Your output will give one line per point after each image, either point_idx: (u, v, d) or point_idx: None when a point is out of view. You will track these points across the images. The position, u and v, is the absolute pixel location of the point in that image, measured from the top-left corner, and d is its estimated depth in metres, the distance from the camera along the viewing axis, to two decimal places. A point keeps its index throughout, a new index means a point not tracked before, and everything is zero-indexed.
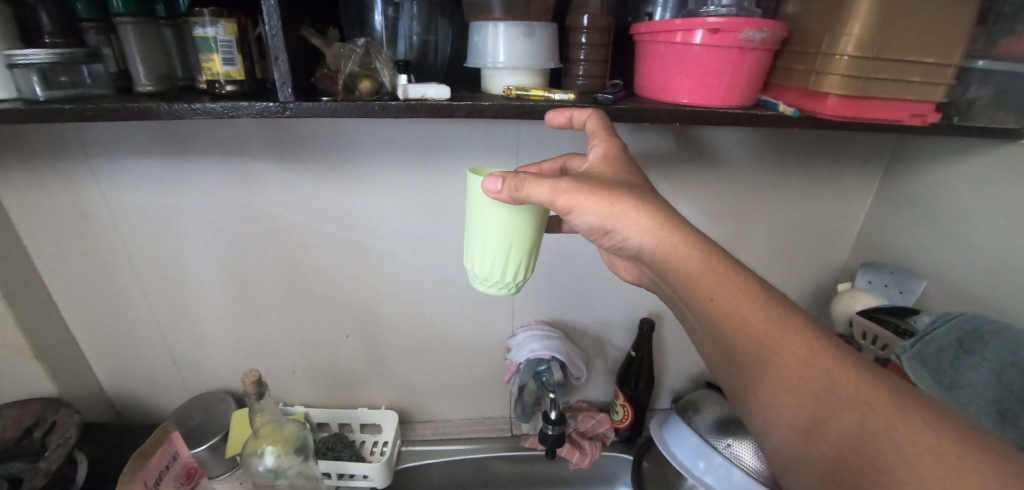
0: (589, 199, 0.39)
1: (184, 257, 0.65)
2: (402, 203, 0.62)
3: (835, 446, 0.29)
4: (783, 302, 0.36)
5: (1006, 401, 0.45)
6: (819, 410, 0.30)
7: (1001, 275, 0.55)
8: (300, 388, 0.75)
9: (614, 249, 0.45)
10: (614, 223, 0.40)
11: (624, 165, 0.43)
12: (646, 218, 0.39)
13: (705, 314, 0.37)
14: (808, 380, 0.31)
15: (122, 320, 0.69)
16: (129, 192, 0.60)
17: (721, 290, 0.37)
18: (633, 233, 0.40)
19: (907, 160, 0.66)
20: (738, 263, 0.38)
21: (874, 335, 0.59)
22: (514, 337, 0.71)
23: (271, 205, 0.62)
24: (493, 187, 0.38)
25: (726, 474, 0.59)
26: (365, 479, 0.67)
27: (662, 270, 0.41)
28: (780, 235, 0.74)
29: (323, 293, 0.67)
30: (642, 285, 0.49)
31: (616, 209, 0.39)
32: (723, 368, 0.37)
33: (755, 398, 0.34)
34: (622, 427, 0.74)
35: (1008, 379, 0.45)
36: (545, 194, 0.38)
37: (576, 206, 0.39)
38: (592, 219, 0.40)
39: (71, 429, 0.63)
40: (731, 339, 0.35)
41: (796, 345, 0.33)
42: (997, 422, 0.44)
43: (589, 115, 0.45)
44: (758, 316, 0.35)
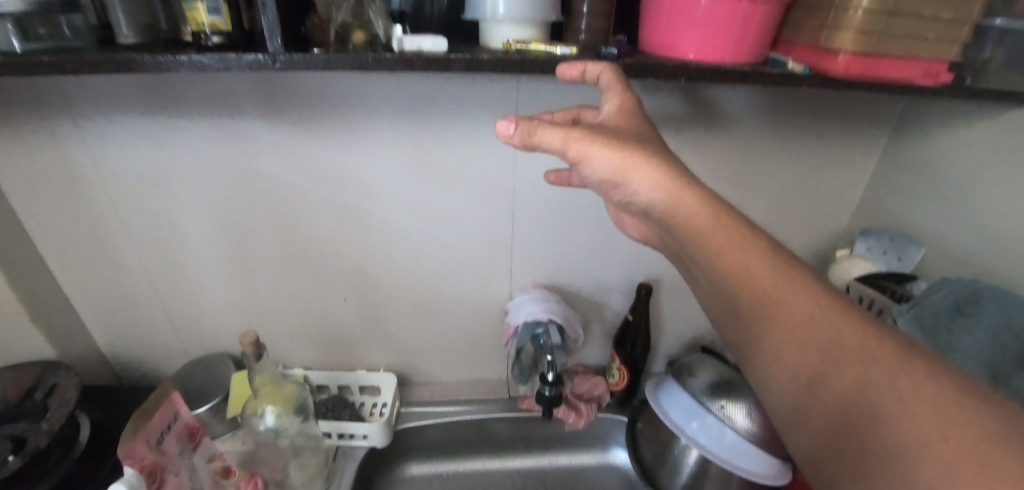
0: (601, 149, 0.39)
1: (178, 220, 0.64)
2: (401, 164, 0.61)
3: (831, 393, 0.31)
4: (793, 261, 0.37)
5: (999, 364, 0.46)
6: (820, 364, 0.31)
7: (996, 241, 0.55)
8: (300, 350, 0.75)
9: (622, 203, 0.44)
10: (625, 175, 0.39)
11: (637, 119, 0.43)
12: (658, 172, 0.39)
13: (715, 271, 0.38)
14: (809, 336, 0.33)
15: (117, 283, 0.69)
16: (117, 152, 0.58)
17: (733, 247, 0.37)
18: (643, 187, 0.39)
19: (913, 124, 0.64)
20: (750, 223, 0.39)
21: (870, 300, 0.59)
22: (512, 300, 0.71)
23: (269, 170, 0.60)
24: (506, 131, 0.38)
25: (718, 434, 0.61)
26: (364, 439, 0.69)
27: (672, 227, 0.40)
28: (780, 201, 0.73)
29: (320, 255, 0.67)
30: (649, 243, 0.49)
31: (628, 162, 0.39)
32: (727, 322, 0.38)
33: (760, 352, 0.35)
34: (617, 390, 0.75)
35: (1002, 343, 0.46)
36: (557, 141, 0.39)
37: (587, 156, 0.39)
38: (603, 170, 0.40)
39: (71, 391, 0.63)
40: (737, 293, 0.37)
41: (802, 302, 0.34)
42: (988, 379, 0.46)
43: (604, 68, 0.43)
44: (765, 271, 0.36)
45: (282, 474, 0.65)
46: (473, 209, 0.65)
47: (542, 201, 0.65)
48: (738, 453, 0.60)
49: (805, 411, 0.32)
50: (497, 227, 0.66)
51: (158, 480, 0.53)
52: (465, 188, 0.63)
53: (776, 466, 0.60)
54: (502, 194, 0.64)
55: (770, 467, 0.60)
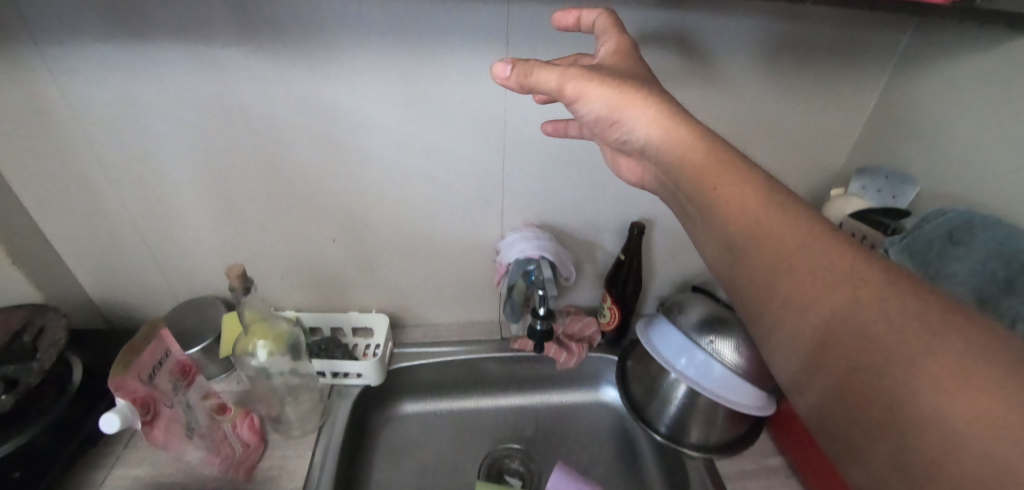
0: (596, 87, 0.40)
1: (156, 158, 0.61)
2: (385, 99, 0.59)
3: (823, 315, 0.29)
4: (790, 200, 0.34)
5: (987, 288, 0.44)
6: (815, 287, 0.30)
7: (980, 177, 0.55)
8: (292, 293, 0.77)
9: (620, 144, 0.45)
10: (620, 112, 0.40)
11: (633, 59, 0.44)
12: (653, 107, 0.39)
13: (710, 207, 0.36)
14: (806, 260, 0.31)
15: (100, 227, 0.67)
16: (87, 86, 0.55)
17: (728, 185, 0.35)
18: (639, 123, 0.40)
19: (916, 58, 0.61)
20: (745, 161, 0.37)
21: (862, 235, 0.59)
22: (504, 239, 0.72)
23: (245, 97, 0.57)
24: (502, 72, 0.41)
25: (706, 367, 0.62)
26: (359, 377, 0.71)
27: (666, 165, 0.40)
28: (776, 145, 0.71)
29: (307, 194, 0.66)
30: (646, 187, 0.48)
31: (624, 99, 0.39)
32: (722, 255, 0.36)
33: (750, 279, 0.34)
34: (608, 330, 0.78)
35: (991, 269, 0.44)
36: (553, 81, 0.40)
37: (583, 94, 0.40)
38: (599, 108, 0.41)
39: (60, 332, 0.58)
40: (733, 228, 0.35)
41: (800, 232, 0.32)
42: (975, 304, 0.44)
43: (599, 15, 0.46)
44: (761, 205, 0.34)
45: (278, 410, 0.67)
46: (462, 144, 0.63)
47: (532, 137, 0.64)
48: (727, 386, 0.61)
49: (796, 330, 0.31)
50: (487, 164, 0.65)
51: (151, 414, 0.49)
52: (452, 123, 0.62)
53: (761, 398, 0.62)
54: (489, 129, 0.63)
55: (755, 400, 0.62)
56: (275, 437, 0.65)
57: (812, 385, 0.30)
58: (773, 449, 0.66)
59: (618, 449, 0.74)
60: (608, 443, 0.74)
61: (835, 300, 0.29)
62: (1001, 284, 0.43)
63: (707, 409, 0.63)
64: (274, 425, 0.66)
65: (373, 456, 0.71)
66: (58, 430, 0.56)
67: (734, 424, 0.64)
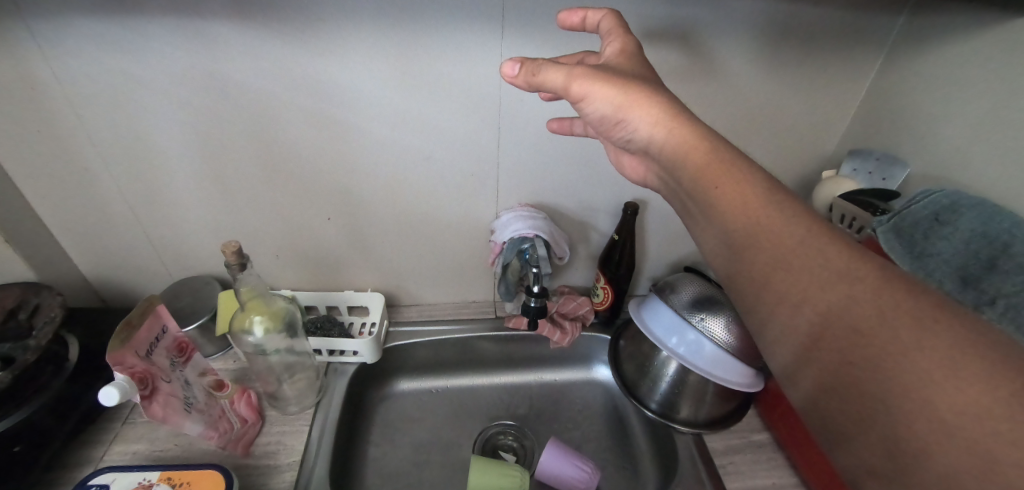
0: (601, 86, 0.41)
1: (149, 134, 0.61)
2: (381, 76, 0.59)
3: (803, 293, 0.30)
4: (779, 189, 0.35)
5: (970, 267, 0.43)
6: (798, 268, 0.31)
7: (963, 160, 0.56)
8: (287, 272, 0.78)
9: (624, 143, 0.46)
10: (625, 112, 0.41)
11: (638, 59, 0.45)
12: (656, 109, 0.40)
13: (706, 200, 0.37)
14: (792, 246, 0.32)
15: (93, 205, 0.67)
16: (78, 61, 0.54)
17: (727, 180, 0.36)
18: (642, 124, 0.40)
19: (912, 40, 0.61)
20: (742, 156, 0.37)
21: (851, 217, 0.59)
22: (498, 218, 0.73)
23: (239, 73, 0.57)
24: (511, 71, 0.43)
25: (697, 345, 0.63)
26: (354, 355, 0.73)
27: (667, 164, 0.40)
28: (770, 128, 0.71)
29: (301, 173, 0.66)
30: (647, 185, 0.49)
31: (628, 99, 0.40)
32: (711, 239, 0.37)
33: (737, 262, 0.35)
34: (601, 309, 0.80)
35: (975, 248, 0.43)
36: (559, 80, 0.42)
37: (588, 93, 0.41)
38: (604, 107, 0.42)
39: (56, 309, 0.58)
40: (725, 218, 0.35)
41: (789, 222, 0.33)
42: (959, 285, 0.43)
43: (604, 16, 0.47)
44: (754, 197, 0.35)
45: (275, 387, 0.66)
46: (457, 121, 0.63)
47: (526, 116, 0.64)
48: (717, 363, 0.62)
49: (778, 304, 0.32)
50: (482, 141, 0.65)
51: (149, 388, 0.49)
52: (447, 100, 0.61)
53: (749, 376, 0.63)
54: (483, 106, 0.62)
55: (744, 377, 0.63)
56: (272, 414, 0.66)
57: (798, 354, 0.31)
58: (761, 425, 0.67)
59: (608, 425, 0.75)
60: (600, 420, 0.76)
61: (815, 282, 0.30)
62: (983, 263, 0.43)
63: (696, 386, 0.65)
64: (271, 402, 0.67)
65: (369, 433, 0.73)
66: (56, 406, 0.56)
67: (723, 402, 0.66)
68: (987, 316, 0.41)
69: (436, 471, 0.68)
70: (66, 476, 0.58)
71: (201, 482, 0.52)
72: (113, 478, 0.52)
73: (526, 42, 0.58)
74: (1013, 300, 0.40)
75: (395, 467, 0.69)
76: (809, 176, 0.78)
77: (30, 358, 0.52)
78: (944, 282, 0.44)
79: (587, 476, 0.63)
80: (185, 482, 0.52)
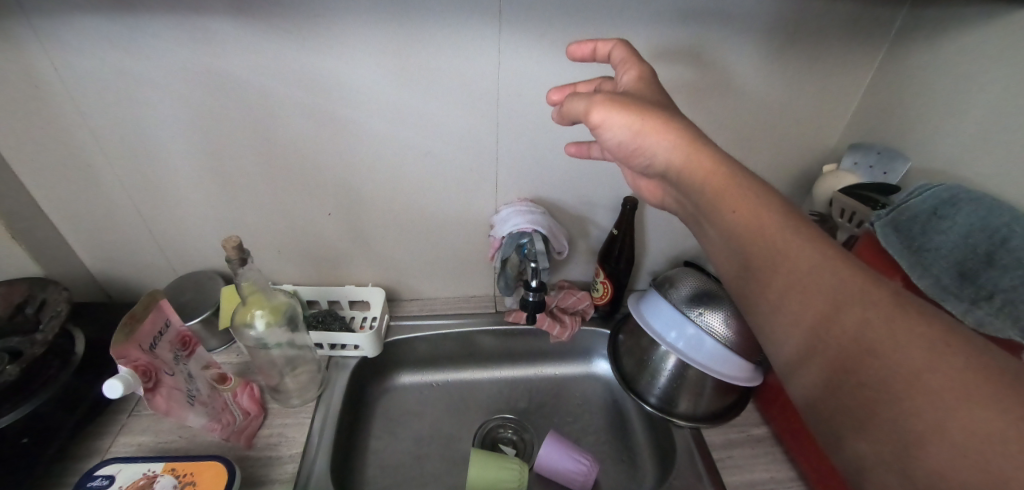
0: (620, 113, 0.41)
1: (154, 132, 0.61)
2: (383, 73, 0.59)
3: (802, 305, 0.31)
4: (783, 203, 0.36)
5: (968, 262, 0.42)
6: (796, 283, 0.32)
7: (961, 151, 0.56)
8: (290, 268, 0.79)
9: (642, 169, 0.45)
10: (642, 139, 0.41)
11: (654, 85, 0.44)
12: (673, 135, 0.39)
13: (723, 224, 0.36)
14: (796, 261, 0.32)
15: (96, 201, 0.68)
16: (82, 59, 0.55)
17: (744, 204, 0.35)
18: (660, 150, 0.40)
19: (916, 34, 0.60)
20: (755, 177, 0.37)
21: (851, 211, 0.59)
22: (498, 213, 0.73)
23: (242, 70, 0.57)
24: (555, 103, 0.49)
25: (696, 341, 0.63)
26: (356, 349, 0.74)
27: (685, 187, 0.40)
28: (771, 123, 0.71)
29: (303, 168, 0.66)
30: (666, 207, 0.48)
31: (645, 125, 0.40)
32: (724, 252, 0.37)
33: (745, 274, 0.35)
34: (601, 304, 0.80)
35: (973, 243, 0.42)
36: (581, 107, 0.43)
37: (607, 119, 0.42)
38: (622, 134, 0.42)
39: (62, 304, 0.58)
40: (741, 236, 0.35)
41: (791, 238, 0.33)
42: (956, 280, 0.42)
43: (614, 46, 0.47)
44: (763, 214, 0.35)
45: (278, 380, 0.67)
46: (456, 116, 0.63)
47: (525, 111, 0.64)
48: (716, 358, 0.62)
49: (782, 316, 0.32)
50: (481, 137, 0.66)
51: (153, 381, 0.50)
52: (445, 96, 0.61)
53: (749, 371, 0.63)
54: (482, 101, 0.63)
55: (743, 371, 0.63)
56: (274, 406, 0.67)
57: (806, 360, 0.31)
58: (760, 420, 0.67)
59: (608, 418, 0.76)
60: (600, 414, 0.76)
61: (811, 296, 0.31)
62: (982, 257, 0.42)
63: (695, 381, 0.65)
64: (273, 395, 0.67)
65: (371, 426, 0.73)
66: (64, 399, 0.57)
67: (723, 396, 0.66)
68: (983, 312, 0.40)
69: (437, 463, 0.69)
70: (72, 468, 0.59)
71: (203, 474, 0.53)
72: (118, 468, 0.53)
73: (526, 37, 0.58)
74: (1011, 295, 0.39)
75: (396, 459, 0.69)
76: (809, 171, 0.77)
77: (37, 351, 0.53)
78: (941, 276, 0.43)
79: (586, 469, 0.63)
80: (188, 473, 0.53)
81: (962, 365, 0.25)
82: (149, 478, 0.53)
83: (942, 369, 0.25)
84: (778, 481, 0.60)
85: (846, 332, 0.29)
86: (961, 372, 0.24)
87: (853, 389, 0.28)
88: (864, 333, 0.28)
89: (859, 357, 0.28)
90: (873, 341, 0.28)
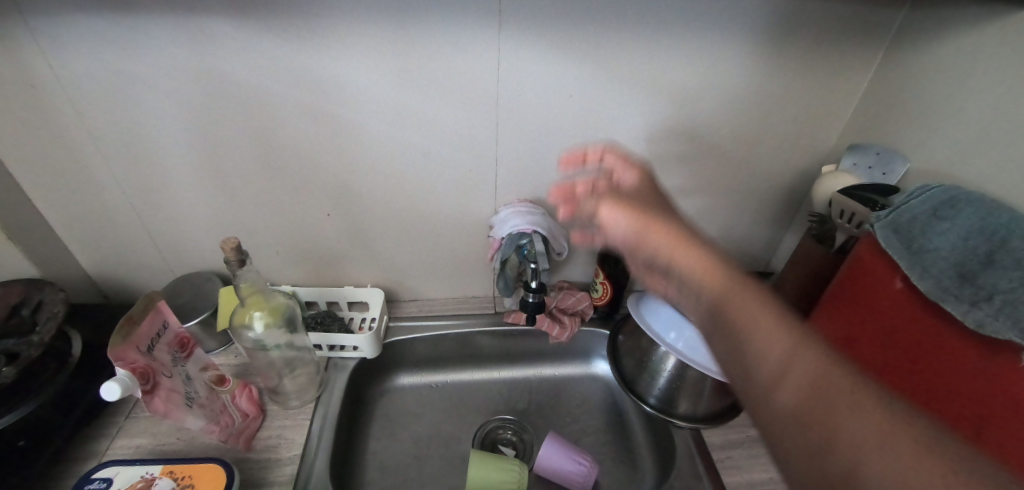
0: (625, 213, 0.45)
1: (151, 132, 0.61)
2: (382, 74, 0.59)
3: (771, 357, 0.31)
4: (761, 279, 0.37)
5: (967, 263, 0.42)
6: (767, 338, 0.32)
7: (957, 151, 0.56)
8: (289, 268, 0.79)
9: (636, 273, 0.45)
10: (642, 237, 0.42)
11: (651, 187, 0.52)
12: (670, 233, 0.41)
13: (704, 286, 0.36)
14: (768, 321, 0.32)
15: (93, 202, 0.67)
16: (79, 59, 0.54)
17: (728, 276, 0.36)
18: (656, 249, 0.41)
19: (914, 35, 0.61)
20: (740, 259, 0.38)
21: (851, 213, 0.59)
22: (498, 214, 0.73)
23: (240, 70, 0.57)
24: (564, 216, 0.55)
25: (695, 342, 0.63)
26: (354, 350, 0.73)
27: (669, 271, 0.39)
28: (771, 123, 0.71)
29: (301, 169, 0.66)
30: None
31: (646, 226, 0.42)
32: (698, 303, 0.37)
33: (717, 325, 0.35)
34: (600, 305, 0.80)
35: (972, 244, 0.42)
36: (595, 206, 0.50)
37: (613, 222, 0.46)
38: (625, 233, 0.44)
39: (59, 306, 0.58)
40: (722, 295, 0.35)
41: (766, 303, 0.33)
42: (955, 281, 0.42)
43: (608, 153, 0.57)
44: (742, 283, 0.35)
45: (276, 381, 0.66)
46: (456, 117, 0.63)
47: (525, 111, 0.64)
48: None
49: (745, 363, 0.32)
50: (481, 137, 0.65)
51: (151, 384, 0.49)
52: (445, 96, 0.61)
53: None
54: (483, 102, 0.62)
55: None
56: (273, 408, 0.67)
57: (762, 406, 0.31)
58: None
59: (608, 419, 0.76)
60: (599, 414, 0.76)
61: (779, 351, 0.31)
62: (982, 258, 0.41)
63: (695, 382, 0.65)
64: (272, 397, 0.67)
65: (370, 427, 0.73)
66: (61, 401, 0.57)
67: (722, 397, 0.66)
68: (982, 313, 0.39)
69: (436, 464, 0.69)
70: (69, 471, 0.58)
71: (202, 476, 0.53)
72: (116, 471, 0.53)
73: (526, 37, 0.58)
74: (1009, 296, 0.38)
75: (395, 460, 0.69)
76: (808, 172, 0.77)
77: (34, 353, 0.53)
78: (941, 278, 0.43)
79: (585, 470, 0.63)
80: (187, 475, 0.53)
81: (910, 440, 0.25)
82: (146, 481, 0.52)
83: (893, 440, 0.25)
84: (777, 481, 0.60)
85: (811, 388, 0.29)
86: (909, 445, 0.25)
87: (809, 442, 0.28)
88: (826, 393, 0.28)
89: (818, 411, 0.28)
90: (833, 402, 0.28)
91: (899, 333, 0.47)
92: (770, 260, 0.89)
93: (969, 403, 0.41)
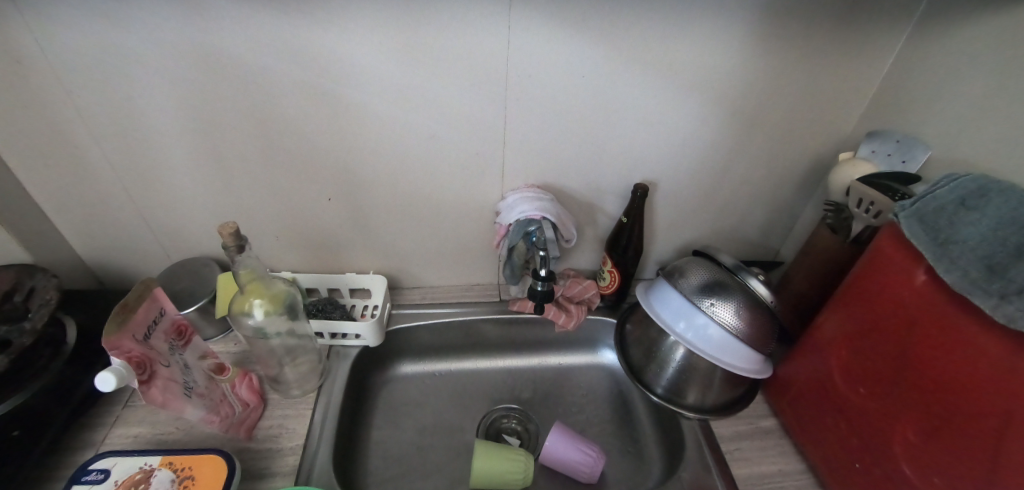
0: None
1: (143, 112, 0.58)
2: (386, 53, 0.56)
3: None
4: None
5: (997, 255, 0.39)
6: None
7: (981, 138, 0.54)
8: (289, 254, 0.77)
9: None
10: None
11: None
12: None
13: None
14: None
15: (84, 185, 0.65)
16: (63, 32, 0.51)
17: None
18: None
19: (943, 16, 0.58)
20: None
21: (869, 202, 0.57)
22: (504, 200, 0.71)
23: (236, 46, 0.54)
24: None
25: (705, 332, 0.61)
26: (357, 338, 0.72)
27: None
28: (787, 108, 0.68)
29: (301, 151, 0.64)
30: None
31: None
32: None
33: None
34: (607, 293, 0.79)
35: (1002, 235, 0.40)
36: None
37: None
38: None
39: (52, 292, 0.56)
40: None
41: None
42: (984, 274, 0.39)
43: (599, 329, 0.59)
44: None
45: (276, 370, 0.65)
46: (463, 99, 0.61)
47: (535, 92, 0.61)
48: (724, 349, 0.61)
49: None
50: (488, 120, 0.63)
51: (148, 373, 0.48)
52: (451, 76, 0.59)
53: (757, 362, 0.62)
54: (491, 83, 0.60)
55: (752, 363, 0.62)
56: (274, 397, 0.65)
57: None
58: (767, 412, 0.67)
59: (613, 408, 0.75)
60: (605, 404, 0.76)
61: None
62: (1014, 250, 0.39)
63: (704, 373, 0.64)
64: (273, 385, 0.66)
65: (373, 415, 0.72)
66: (55, 390, 0.55)
67: (731, 387, 0.65)
68: (1014, 307, 0.36)
69: (441, 453, 0.68)
70: (68, 459, 0.57)
71: (202, 468, 0.52)
72: (114, 462, 0.52)
73: (537, 14, 0.55)
74: None
75: (399, 449, 0.69)
76: (822, 160, 0.75)
77: (26, 341, 0.51)
78: (968, 270, 0.40)
79: (592, 460, 0.63)
80: (186, 466, 0.52)
81: None
82: (145, 473, 0.51)
83: None
84: (786, 474, 0.59)
85: None
86: None
87: None
88: None
89: None
90: None
91: (917, 326, 0.45)
92: (779, 249, 0.87)
93: (999, 397, 0.39)
